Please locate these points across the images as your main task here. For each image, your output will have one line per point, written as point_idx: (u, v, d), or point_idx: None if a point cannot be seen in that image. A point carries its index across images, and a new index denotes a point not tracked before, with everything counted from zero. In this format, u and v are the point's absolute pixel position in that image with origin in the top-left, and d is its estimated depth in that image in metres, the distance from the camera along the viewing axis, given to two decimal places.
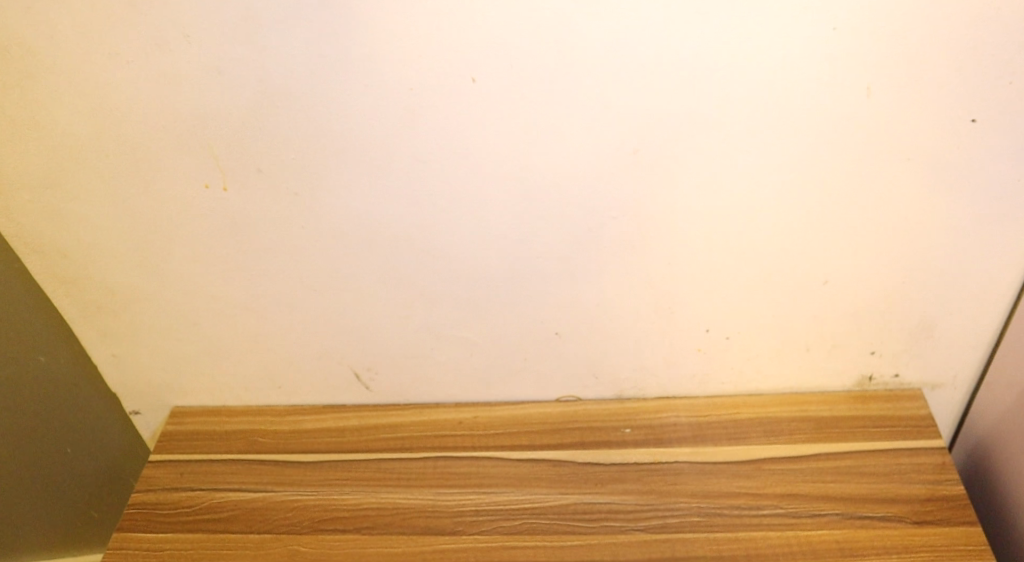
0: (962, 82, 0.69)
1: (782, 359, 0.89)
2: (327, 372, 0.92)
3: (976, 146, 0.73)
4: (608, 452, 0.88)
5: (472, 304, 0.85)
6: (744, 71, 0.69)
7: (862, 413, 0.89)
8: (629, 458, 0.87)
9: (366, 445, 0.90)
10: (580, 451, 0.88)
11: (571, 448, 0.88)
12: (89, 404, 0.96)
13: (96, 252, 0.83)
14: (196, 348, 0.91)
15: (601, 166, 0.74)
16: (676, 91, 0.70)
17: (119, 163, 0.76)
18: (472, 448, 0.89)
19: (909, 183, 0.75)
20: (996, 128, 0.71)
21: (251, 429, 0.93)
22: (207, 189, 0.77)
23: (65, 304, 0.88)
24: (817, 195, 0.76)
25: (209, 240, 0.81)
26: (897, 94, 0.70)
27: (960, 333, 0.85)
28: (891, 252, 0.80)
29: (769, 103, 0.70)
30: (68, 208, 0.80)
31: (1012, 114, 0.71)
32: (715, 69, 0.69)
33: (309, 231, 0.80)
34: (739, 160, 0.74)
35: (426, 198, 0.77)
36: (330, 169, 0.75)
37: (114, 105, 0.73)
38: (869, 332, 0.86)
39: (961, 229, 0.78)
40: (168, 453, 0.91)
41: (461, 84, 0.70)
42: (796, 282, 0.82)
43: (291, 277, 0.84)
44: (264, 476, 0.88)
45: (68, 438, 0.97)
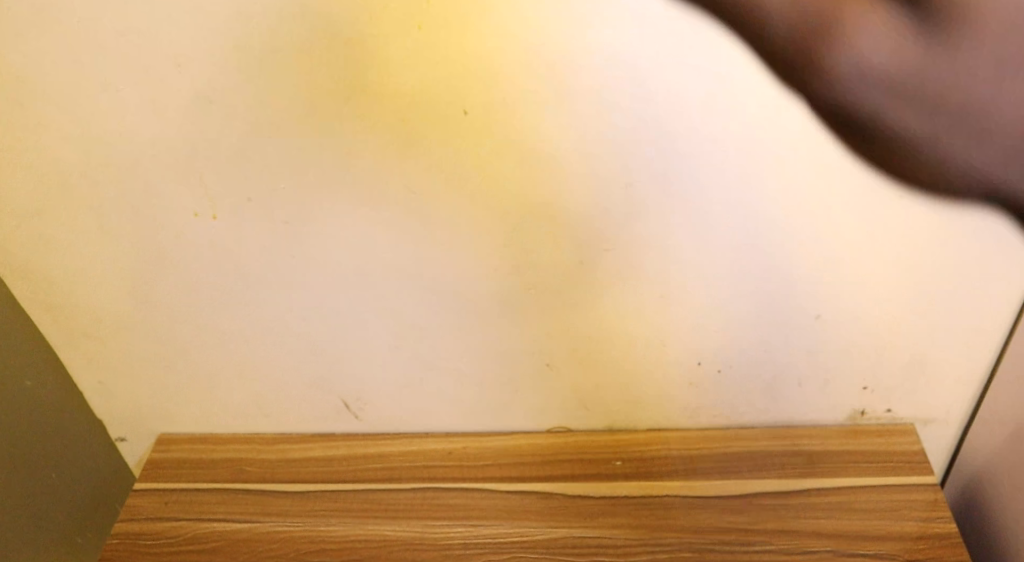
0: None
1: (774, 393, 0.88)
2: (316, 401, 0.92)
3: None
4: (598, 485, 0.87)
5: (463, 335, 0.85)
6: (737, 106, 0.69)
7: (854, 448, 0.88)
8: (620, 492, 0.86)
9: (354, 475, 0.89)
10: (570, 484, 0.87)
11: (561, 480, 0.87)
12: (78, 434, 0.94)
13: (84, 280, 0.83)
14: (184, 375, 0.90)
15: (592, 200, 0.74)
16: (669, 126, 0.70)
17: (108, 192, 0.76)
18: (461, 479, 0.88)
19: (902, 219, 0.75)
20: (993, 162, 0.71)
21: (237, 457, 0.92)
22: (196, 218, 0.77)
23: (51, 330, 0.87)
24: (810, 230, 0.76)
25: (198, 268, 0.81)
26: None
27: (953, 370, 0.85)
28: (885, 288, 0.80)
29: (762, 138, 0.71)
30: (56, 236, 0.79)
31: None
32: (707, 104, 0.69)
33: (299, 260, 0.80)
34: (734, 193, 0.74)
35: (416, 229, 0.77)
36: (321, 200, 0.75)
37: (103, 134, 0.73)
38: (861, 367, 0.86)
39: (953, 266, 0.77)
40: (152, 482, 0.90)
41: (453, 114, 0.70)
42: (789, 316, 0.82)
43: (279, 306, 0.83)
44: (249, 507, 0.87)
45: (63, 453, 0.93)
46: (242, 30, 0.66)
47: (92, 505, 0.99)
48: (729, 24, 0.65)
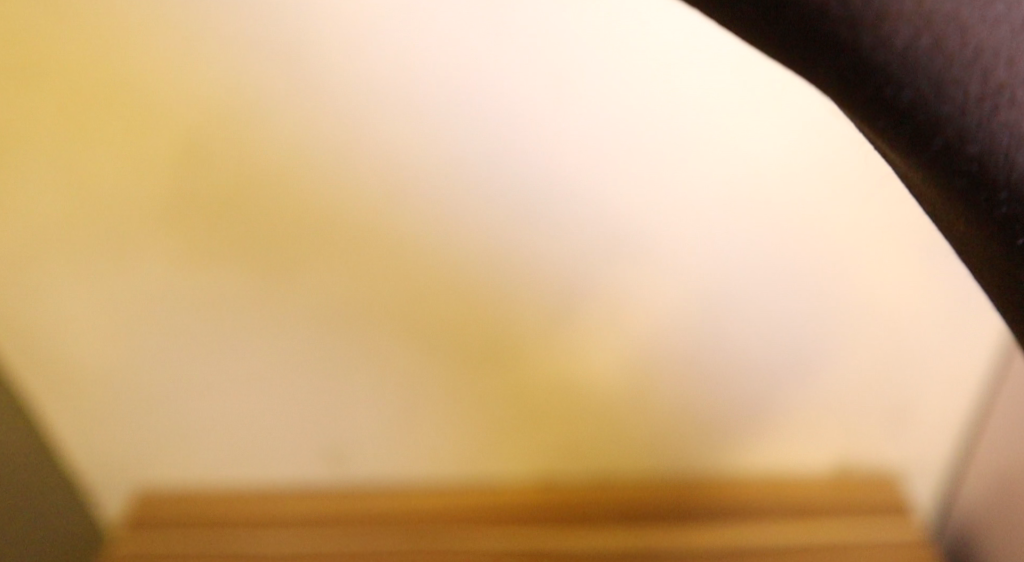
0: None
1: (759, 440, 0.89)
2: (300, 448, 0.92)
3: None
4: (592, 531, 0.85)
5: (448, 381, 0.86)
6: (725, 147, 0.68)
7: (841, 498, 0.87)
8: (614, 539, 0.84)
9: (348, 516, 0.89)
10: (564, 529, 0.86)
11: (555, 524, 0.86)
12: (58, 487, 0.92)
13: (67, 330, 0.83)
14: (167, 424, 0.90)
15: (576, 253, 0.75)
16: (658, 168, 0.70)
17: (89, 244, 0.75)
18: (456, 518, 0.88)
19: (886, 273, 0.75)
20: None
21: (225, 502, 0.91)
22: (180, 269, 0.77)
23: (33, 380, 0.87)
24: (793, 283, 0.76)
25: (182, 317, 0.81)
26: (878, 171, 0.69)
27: (937, 417, 0.85)
28: (872, 339, 0.79)
29: (751, 180, 0.70)
30: (39, 287, 0.79)
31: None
32: (696, 146, 0.68)
33: (283, 310, 0.80)
34: (716, 245, 0.74)
35: (403, 277, 0.77)
36: (307, 251, 0.76)
37: (85, 189, 0.72)
38: (846, 415, 0.86)
39: (938, 318, 0.77)
40: (142, 520, 0.89)
41: (435, 166, 0.70)
42: (774, 366, 0.82)
43: (264, 355, 0.84)
44: (241, 544, 0.85)
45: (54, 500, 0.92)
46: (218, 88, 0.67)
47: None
48: (711, 66, 0.64)
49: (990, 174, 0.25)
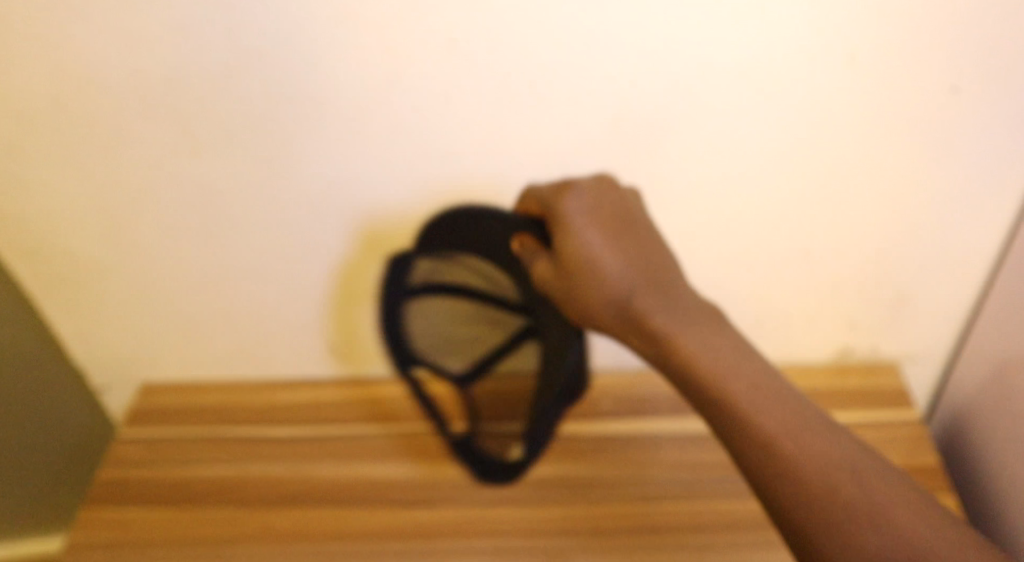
0: (959, 29, 0.67)
1: (761, 330, 0.90)
2: (304, 344, 0.92)
3: (975, 96, 0.71)
4: (586, 465, 0.83)
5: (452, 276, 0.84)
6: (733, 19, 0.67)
7: (840, 387, 0.90)
8: (606, 473, 0.83)
9: (345, 417, 0.90)
10: (562, 468, 0.83)
11: (550, 457, 0.84)
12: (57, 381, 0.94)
13: (60, 223, 0.81)
14: (169, 323, 0.90)
15: (582, 134, 0.74)
16: (656, 87, 0.71)
17: (84, 130, 0.74)
18: (448, 419, 0.89)
19: (891, 153, 0.75)
20: (826, 524, 0.58)
21: (222, 401, 0.93)
22: (177, 157, 0.76)
23: (28, 278, 0.86)
24: (798, 167, 0.76)
25: (179, 210, 0.79)
26: (892, 22, 0.67)
27: (935, 307, 0.87)
28: (875, 226, 0.80)
29: (740, 105, 0.72)
30: (31, 178, 0.78)
31: (1008, 60, 0.68)
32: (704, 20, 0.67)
33: (284, 199, 0.78)
34: (725, 128, 0.73)
35: (404, 166, 0.76)
36: (310, 138, 0.74)
37: (81, 74, 0.70)
38: (847, 305, 0.87)
39: (941, 200, 0.78)
40: (140, 425, 0.91)
41: (378, 123, 0.73)
42: (776, 251, 0.82)
43: (267, 249, 0.82)
44: (238, 449, 0.88)
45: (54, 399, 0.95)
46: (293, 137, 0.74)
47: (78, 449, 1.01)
48: None
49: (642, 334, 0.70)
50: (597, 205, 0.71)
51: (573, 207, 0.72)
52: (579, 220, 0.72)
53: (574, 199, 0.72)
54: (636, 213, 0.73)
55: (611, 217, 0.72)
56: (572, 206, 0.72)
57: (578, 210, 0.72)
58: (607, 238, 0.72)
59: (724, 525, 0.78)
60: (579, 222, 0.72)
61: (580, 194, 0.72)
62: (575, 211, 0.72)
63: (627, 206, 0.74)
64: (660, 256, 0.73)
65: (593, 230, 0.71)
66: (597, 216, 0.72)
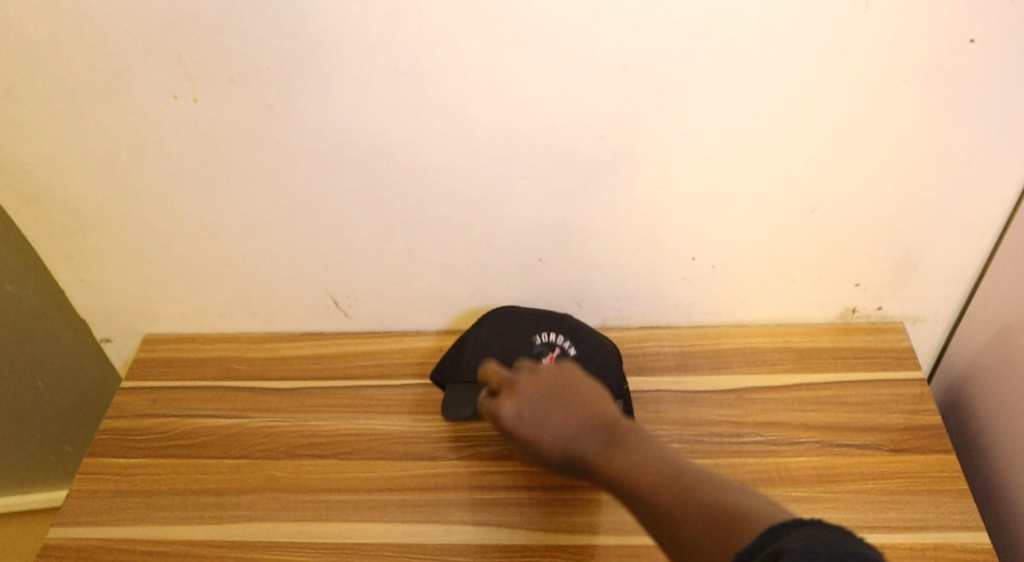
0: None
1: (768, 290, 0.89)
2: (305, 298, 0.91)
3: (990, 45, 0.69)
4: None
5: (454, 228, 0.82)
6: None
7: (845, 345, 0.90)
8: None
9: (345, 372, 0.90)
10: None
11: None
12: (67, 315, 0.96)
13: (59, 168, 0.80)
14: (169, 273, 0.89)
15: (588, 82, 0.72)
16: (667, 32, 0.69)
17: (82, 71, 0.72)
18: None
19: (903, 106, 0.73)
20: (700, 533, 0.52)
21: (223, 355, 0.93)
22: (176, 100, 0.74)
23: (28, 224, 0.85)
24: (808, 119, 0.74)
25: (178, 156, 0.78)
26: None
27: (945, 266, 0.85)
28: (884, 181, 0.79)
29: (751, 52, 0.70)
30: (30, 120, 0.76)
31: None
32: None
33: (285, 146, 0.77)
34: (736, 77, 0.71)
35: (406, 113, 0.74)
36: (310, 81, 0.72)
37: (78, 11, 0.69)
38: (855, 264, 0.86)
39: (953, 154, 0.76)
40: (141, 380, 0.91)
41: (378, 69, 0.71)
42: (784, 209, 0.81)
43: (266, 197, 0.81)
44: (240, 402, 0.88)
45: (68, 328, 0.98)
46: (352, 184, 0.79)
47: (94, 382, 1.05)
48: None
49: (571, 461, 0.64)
50: (534, 393, 0.66)
51: (510, 410, 0.66)
52: (523, 421, 0.65)
53: (507, 407, 0.66)
54: (567, 381, 0.67)
55: (539, 399, 0.66)
56: (510, 411, 0.66)
57: (519, 413, 0.66)
58: (546, 415, 0.65)
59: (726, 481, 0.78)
60: (523, 413, 0.66)
61: (513, 396, 0.67)
62: (518, 414, 0.66)
63: (567, 374, 0.68)
64: (593, 398, 0.66)
65: (535, 410, 0.65)
66: (528, 403, 0.66)
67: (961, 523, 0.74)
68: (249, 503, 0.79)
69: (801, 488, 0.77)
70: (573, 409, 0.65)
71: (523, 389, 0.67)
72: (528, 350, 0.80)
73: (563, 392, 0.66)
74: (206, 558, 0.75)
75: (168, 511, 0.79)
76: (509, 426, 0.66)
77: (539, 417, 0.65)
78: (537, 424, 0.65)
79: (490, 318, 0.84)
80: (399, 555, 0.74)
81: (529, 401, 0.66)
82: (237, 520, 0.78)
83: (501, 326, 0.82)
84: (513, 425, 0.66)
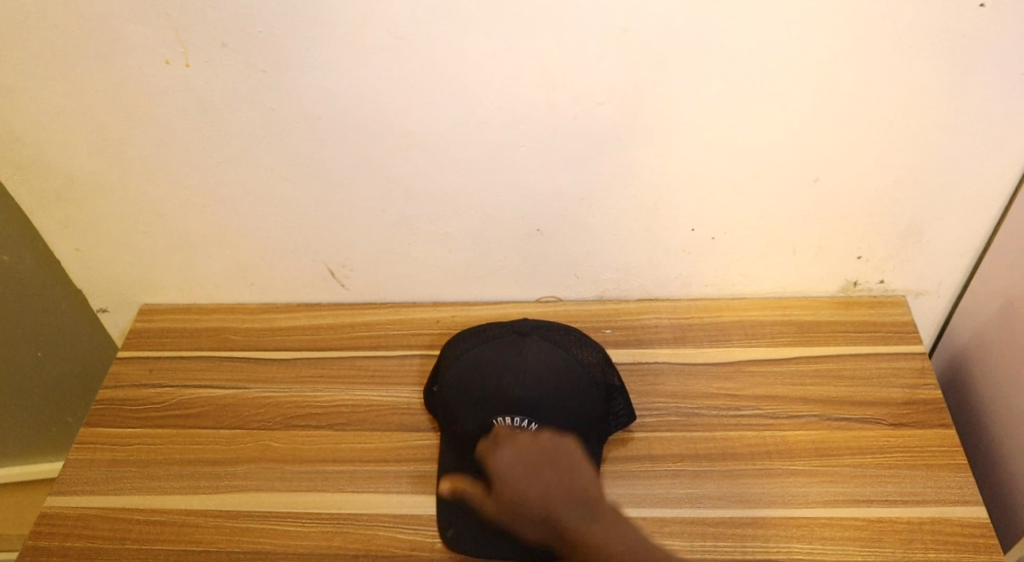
0: None
1: (768, 263, 0.88)
2: (301, 269, 0.90)
3: (1000, 10, 0.67)
4: None
5: (450, 197, 0.81)
6: None
7: (846, 318, 0.89)
8: None
9: (340, 342, 0.89)
10: None
11: None
12: (62, 287, 0.96)
13: (51, 135, 0.79)
14: (164, 242, 0.88)
15: (586, 47, 0.70)
16: None
17: (71, 34, 0.71)
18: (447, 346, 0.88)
19: (908, 73, 0.71)
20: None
21: (220, 326, 0.92)
22: (168, 65, 0.73)
23: (21, 191, 0.84)
24: (811, 87, 0.72)
25: (171, 122, 0.77)
26: None
27: (948, 239, 0.84)
28: (887, 151, 0.77)
29: (755, 15, 0.68)
30: (20, 86, 0.75)
31: None
32: None
33: (278, 113, 0.76)
34: (738, 42, 0.69)
35: (400, 78, 0.73)
36: (303, 44, 0.71)
37: None
38: (857, 236, 0.85)
39: (959, 123, 0.75)
40: (136, 349, 0.90)
41: (372, 32, 0.70)
42: (786, 179, 0.79)
43: (260, 165, 0.80)
44: (236, 373, 0.87)
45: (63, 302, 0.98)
46: (361, 204, 0.83)
47: (90, 354, 1.05)
48: None
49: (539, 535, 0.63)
50: (530, 450, 0.66)
51: (503, 459, 0.66)
52: (510, 473, 0.65)
53: (502, 455, 0.66)
54: (563, 450, 0.67)
55: (529, 448, 0.67)
56: (500, 465, 0.66)
57: (509, 468, 0.66)
58: (536, 468, 0.65)
59: (724, 454, 0.78)
60: (513, 469, 0.66)
61: (511, 451, 0.67)
62: (510, 471, 0.65)
63: (565, 446, 0.67)
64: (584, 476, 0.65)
65: (522, 468, 0.65)
66: (520, 455, 0.66)
67: (960, 497, 0.74)
68: (244, 473, 0.79)
69: (799, 461, 0.77)
70: (561, 462, 0.66)
71: (521, 445, 0.67)
72: (511, 397, 0.72)
73: (552, 459, 0.66)
74: (202, 527, 0.75)
75: (164, 481, 0.79)
76: (496, 478, 0.66)
77: (527, 465, 0.66)
78: (523, 482, 0.65)
79: (474, 340, 0.77)
80: (395, 525, 0.74)
81: (524, 456, 0.66)
82: (233, 489, 0.78)
83: (490, 363, 0.74)
84: (501, 469, 0.66)
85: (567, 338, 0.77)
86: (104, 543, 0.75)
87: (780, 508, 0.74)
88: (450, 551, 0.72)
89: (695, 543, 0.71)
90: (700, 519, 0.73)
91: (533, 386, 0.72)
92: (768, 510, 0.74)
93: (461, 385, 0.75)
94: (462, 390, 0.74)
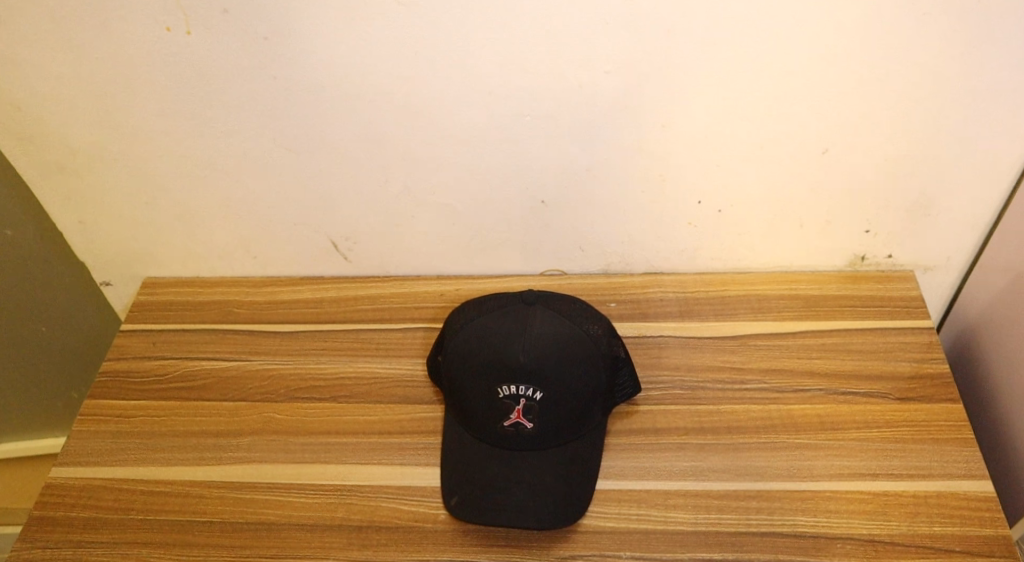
0: None
1: (775, 236, 0.87)
2: (304, 242, 0.89)
3: None
4: None
5: (454, 168, 0.81)
6: None
7: (854, 293, 0.88)
8: None
9: (343, 315, 0.89)
10: None
11: None
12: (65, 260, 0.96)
13: (52, 105, 0.78)
14: (166, 215, 0.88)
15: (593, 14, 0.69)
16: None
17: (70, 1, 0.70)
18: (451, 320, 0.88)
19: (922, 41, 0.70)
20: None
21: (223, 299, 0.92)
22: (169, 32, 0.72)
23: (23, 162, 0.84)
24: (822, 56, 0.71)
25: (174, 91, 0.76)
26: None
27: (958, 213, 0.83)
28: (898, 122, 0.76)
29: None
30: (20, 54, 0.74)
31: None
32: None
33: (281, 82, 0.75)
34: (748, 8, 0.68)
35: (404, 46, 0.72)
36: (305, 11, 0.70)
37: None
38: (864, 209, 0.84)
39: (972, 93, 0.73)
40: (140, 322, 0.90)
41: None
42: (794, 151, 0.78)
43: (263, 135, 0.79)
44: (240, 345, 0.87)
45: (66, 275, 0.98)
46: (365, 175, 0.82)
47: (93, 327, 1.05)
48: None
49: None
50: None
51: None
52: None
53: None
54: None
55: None
56: None
57: None
58: None
59: (728, 428, 0.77)
60: None
61: None
62: None
63: None
64: None
65: None
66: None
67: (966, 471, 0.73)
68: (248, 445, 0.79)
69: (804, 435, 0.77)
70: None
71: None
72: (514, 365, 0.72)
73: None
74: (207, 498, 0.75)
75: (168, 453, 0.79)
76: None
77: None
78: None
79: (479, 310, 0.77)
80: (398, 497, 0.74)
81: None
82: (237, 461, 0.78)
83: (494, 331, 0.74)
84: None
85: (574, 309, 0.76)
86: (110, 513, 0.75)
87: (785, 481, 0.74)
88: (454, 522, 0.72)
89: (700, 515, 0.71)
90: (704, 492, 0.73)
91: (536, 354, 0.72)
92: (772, 483, 0.73)
93: (465, 354, 0.74)
94: (466, 358, 0.74)
